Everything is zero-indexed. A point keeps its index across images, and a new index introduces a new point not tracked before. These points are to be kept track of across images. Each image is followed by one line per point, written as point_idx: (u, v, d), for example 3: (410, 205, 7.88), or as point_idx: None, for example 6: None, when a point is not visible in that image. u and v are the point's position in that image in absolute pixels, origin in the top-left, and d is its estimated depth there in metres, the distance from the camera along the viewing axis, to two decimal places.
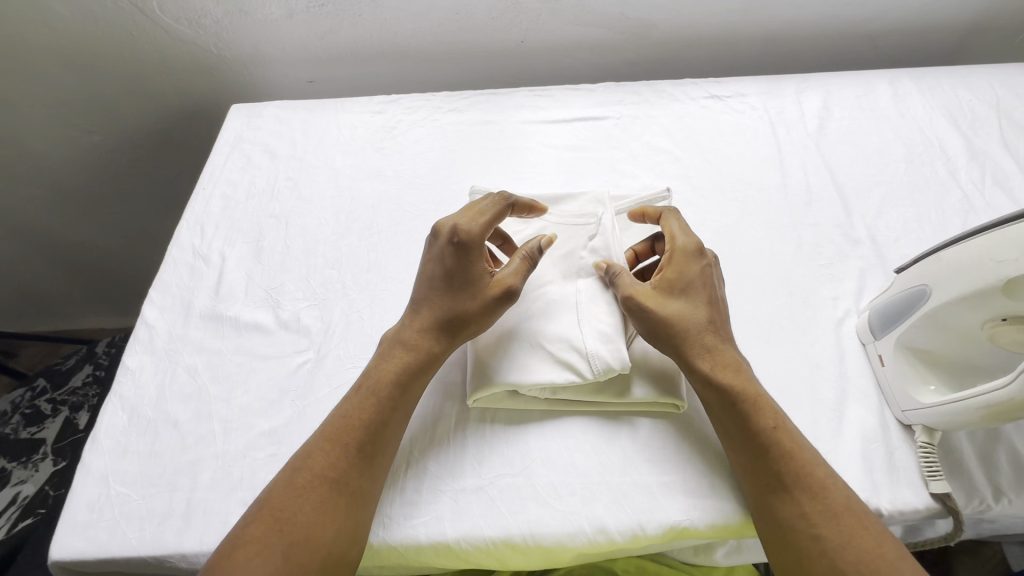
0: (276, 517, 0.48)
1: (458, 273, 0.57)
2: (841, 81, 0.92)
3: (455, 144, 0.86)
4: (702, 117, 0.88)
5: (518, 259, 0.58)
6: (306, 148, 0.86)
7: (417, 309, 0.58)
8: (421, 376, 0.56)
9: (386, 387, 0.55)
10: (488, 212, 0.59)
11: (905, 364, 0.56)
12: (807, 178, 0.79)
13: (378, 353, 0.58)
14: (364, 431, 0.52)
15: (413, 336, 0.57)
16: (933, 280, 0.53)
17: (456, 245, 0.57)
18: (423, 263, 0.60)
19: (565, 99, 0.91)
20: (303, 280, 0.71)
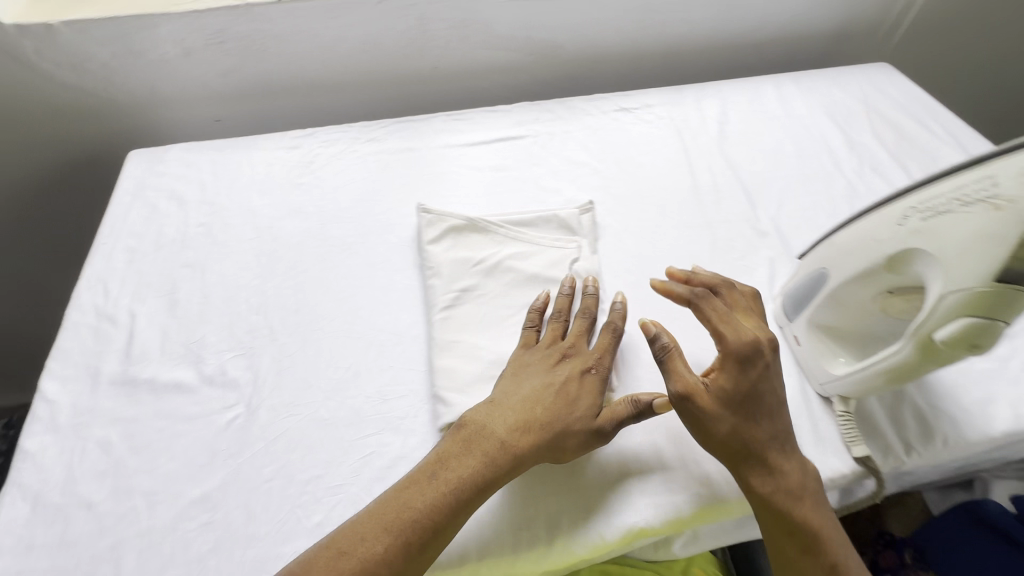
0: (373, 531, 0.48)
1: (583, 403, 0.55)
2: (733, 88, 1.00)
3: (378, 173, 0.85)
4: (615, 129, 0.93)
5: (626, 403, 0.55)
6: (218, 190, 0.82)
7: (504, 405, 0.55)
8: (507, 477, 0.52)
9: (466, 476, 0.51)
10: (607, 347, 0.59)
11: (814, 342, 0.62)
12: (714, 178, 0.85)
13: (460, 436, 0.53)
14: (438, 458, 0.52)
15: (512, 433, 0.53)
16: (827, 263, 0.58)
17: (594, 377, 0.57)
18: (541, 377, 0.56)
19: (484, 121, 0.93)
20: (226, 330, 0.67)
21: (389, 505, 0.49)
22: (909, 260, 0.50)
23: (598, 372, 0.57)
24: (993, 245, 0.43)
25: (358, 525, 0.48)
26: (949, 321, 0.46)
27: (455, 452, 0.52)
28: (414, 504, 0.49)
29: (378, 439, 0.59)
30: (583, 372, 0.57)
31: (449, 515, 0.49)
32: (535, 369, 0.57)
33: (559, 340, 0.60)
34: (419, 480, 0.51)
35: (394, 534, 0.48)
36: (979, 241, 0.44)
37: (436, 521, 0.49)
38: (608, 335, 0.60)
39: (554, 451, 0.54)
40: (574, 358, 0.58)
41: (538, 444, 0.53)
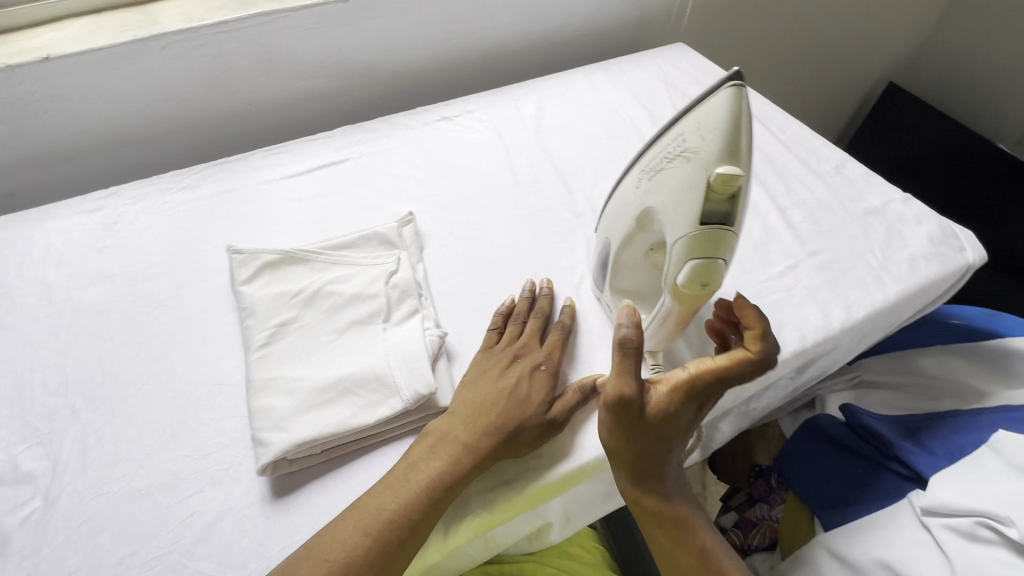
0: (325, 552, 0.49)
1: (534, 398, 0.59)
2: (548, 84, 1.06)
3: (192, 221, 0.82)
4: (438, 139, 0.95)
5: (574, 394, 0.60)
6: (5, 269, 0.75)
7: (479, 403, 0.58)
8: (471, 477, 0.54)
9: (427, 486, 0.52)
10: (556, 344, 0.64)
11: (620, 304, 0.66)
12: (534, 170, 0.89)
13: (425, 441, 0.56)
14: (442, 434, 0.56)
15: (471, 435, 0.55)
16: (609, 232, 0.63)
17: (542, 371, 0.61)
18: (497, 377, 0.60)
19: (304, 150, 0.92)
20: (19, 419, 0.61)
21: (328, 534, 0.50)
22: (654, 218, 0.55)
23: (547, 367, 0.62)
24: (692, 195, 0.48)
25: (304, 553, 0.49)
26: (684, 268, 0.50)
27: (445, 426, 0.57)
28: (363, 526, 0.50)
29: (201, 498, 0.56)
30: (535, 368, 0.61)
31: (445, 488, 0.53)
32: (490, 372, 0.61)
33: (516, 340, 0.65)
34: (390, 484, 0.53)
35: (343, 555, 0.48)
36: (685, 192, 0.48)
37: (392, 540, 0.50)
38: (533, 335, 0.65)
39: (513, 445, 0.56)
40: (526, 358, 0.62)
41: (501, 440, 0.56)
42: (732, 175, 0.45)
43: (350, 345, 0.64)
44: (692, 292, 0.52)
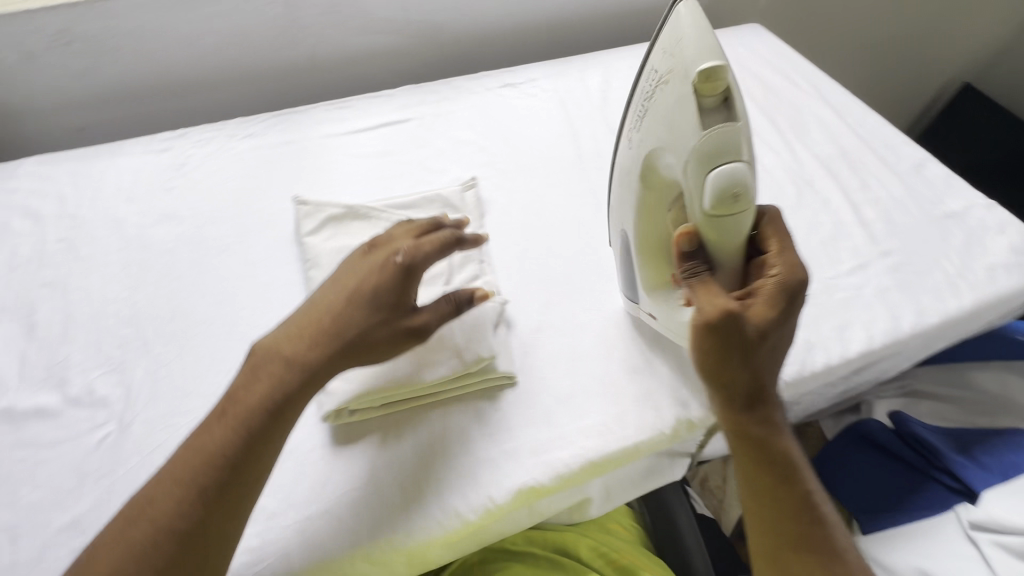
0: (127, 527, 0.47)
1: (393, 294, 0.55)
2: (615, 56, 1.02)
3: (256, 169, 0.82)
4: (501, 106, 0.93)
5: (436, 305, 0.57)
6: (79, 201, 0.77)
7: (314, 318, 0.55)
8: (299, 396, 0.52)
9: (255, 414, 0.51)
10: (439, 242, 0.58)
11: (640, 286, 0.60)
12: (598, 145, 0.87)
13: (249, 364, 0.54)
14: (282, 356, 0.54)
15: (350, 324, 0.54)
16: (620, 209, 0.59)
17: (382, 265, 0.56)
18: (367, 276, 0.56)
19: (367, 108, 0.91)
20: (94, 346, 0.63)
21: (145, 497, 0.49)
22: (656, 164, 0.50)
23: (402, 255, 0.56)
24: (692, 107, 0.44)
25: (114, 529, 0.48)
26: (706, 194, 0.45)
27: (251, 375, 0.53)
28: (177, 486, 0.48)
29: None
30: (391, 257, 0.56)
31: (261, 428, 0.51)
32: (350, 267, 0.58)
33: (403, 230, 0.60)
34: (213, 424, 0.52)
35: (151, 520, 0.47)
36: (684, 111, 0.44)
37: (217, 485, 0.48)
38: (413, 231, 0.60)
39: (365, 355, 0.55)
40: (382, 248, 0.58)
41: (321, 355, 0.53)
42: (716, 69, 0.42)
43: None
44: (727, 218, 0.46)
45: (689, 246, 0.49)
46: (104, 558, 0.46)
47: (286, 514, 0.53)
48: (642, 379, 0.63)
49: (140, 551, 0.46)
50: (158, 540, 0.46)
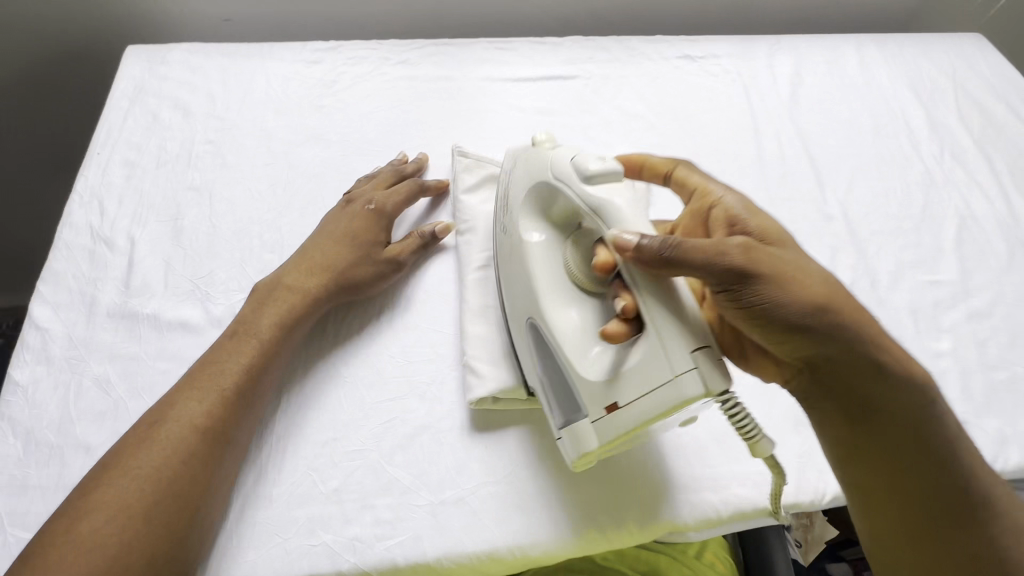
0: (154, 430, 0.44)
1: (370, 234, 0.59)
2: (811, 45, 0.89)
3: (409, 103, 0.76)
4: (676, 79, 0.83)
5: (411, 240, 0.60)
6: (228, 103, 0.73)
7: (309, 255, 0.58)
8: (297, 324, 0.54)
9: (266, 333, 0.52)
10: (405, 192, 0.63)
11: (579, 381, 0.47)
12: (782, 149, 0.77)
13: (256, 297, 0.55)
14: (290, 293, 0.55)
15: (348, 255, 0.58)
16: (517, 300, 0.54)
17: (373, 210, 0.61)
18: (326, 229, 0.60)
19: (530, 54, 0.82)
20: (237, 267, 0.60)
21: (164, 404, 0.46)
22: (536, 212, 0.54)
23: (375, 203, 0.61)
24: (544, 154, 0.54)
25: (136, 432, 0.44)
26: (580, 186, 0.49)
27: (253, 309, 0.53)
28: (208, 393, 0.47)
29: (403, 405, 0.54)
30: (364, 206, 0.61)
31: (264, 356, 0.50)
32: (331, 219, 0.61)
33: (378, 188, 0.63)
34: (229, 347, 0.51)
35: (178, 419, 0.45)
36: (535, 159, 0.55)
37: (236, 393, 0.48)
38: (382, 183, 0.64)
39: (350, 288, 0.57)
40: (355, 201, 0.62)
41: (327, 286, 0.56)
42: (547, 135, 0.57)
43: None
44: (610, 195, 0.48)
45: (659, 241, 0.42)
46: (123, 458, 0.43)
47: (421, 492, 0.51)
48: (807, 433, 0.57)
49: (170, 445, 0.44)
50: (190, 441, 0.44)
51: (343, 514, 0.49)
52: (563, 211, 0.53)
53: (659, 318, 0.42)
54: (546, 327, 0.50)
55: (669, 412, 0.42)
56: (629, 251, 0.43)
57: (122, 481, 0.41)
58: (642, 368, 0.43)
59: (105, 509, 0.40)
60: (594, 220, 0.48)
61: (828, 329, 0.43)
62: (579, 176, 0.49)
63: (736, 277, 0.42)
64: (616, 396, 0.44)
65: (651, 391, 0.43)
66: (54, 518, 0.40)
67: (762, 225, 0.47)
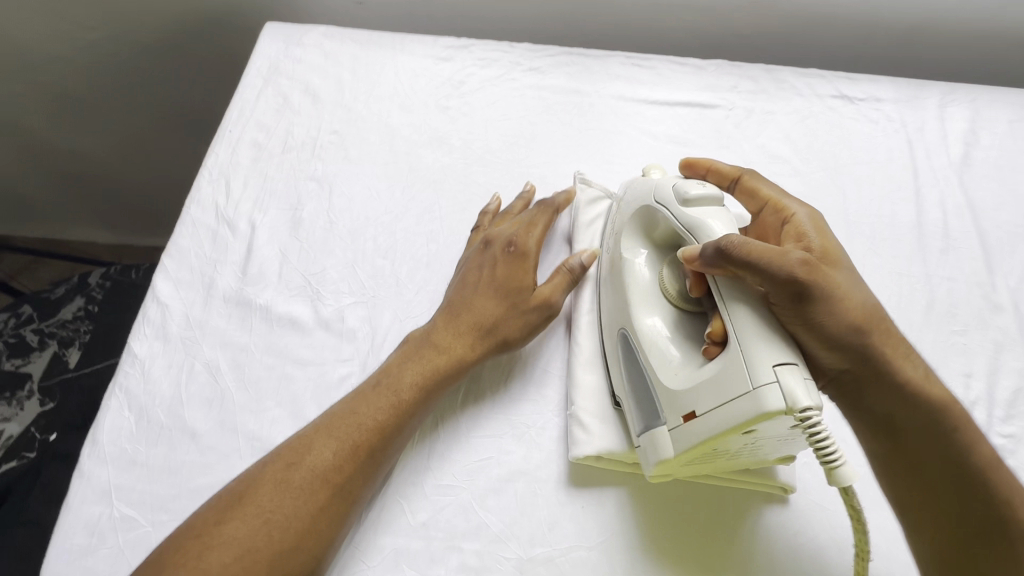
0: (289, 471, 0.44)
1: (523, 283, 0.54)
2: (992, 99, 0.78)
3: (537, 114, 0.72)
4: (828, 122, 0.74)
5: (557, 275, 0.56)
6: (355, 94, 0.71)
7: (456, 311, 0.53)
8: (444, 387, 0.50)
9: (407, 392, 0.49)
10: (541, 224, 0.59)
11: (659, 390, 0.46)
12: (945, 219, 0.68)
13: (403, 349, 0.52)
14: (440, 352, 0.51)
15: (500, 311, 0.53)
16: (611, 309, 0.53)
17: (517, 254, 0.56)
18: (467, 275, 0.56)
19: (669, 74, 0.76)
20: (349, 268, 0.59)
21: (301, 442, 0.46)
22: (638, 235, 0.54)
23: (518, 245, 0.56)
24: (648, 181, 0.55)
25: (274, 467, 0.44)
26: (678, 208, 0.49)
27: (401, 359, 0.51)
28: (343, 443, 0.45)
29: (503, 446, 0.52)
30: (505, 248, 0.56)
31: (405, 416, 0.48)
32: (469, 261, 0.57)
33: (513, 225, 0.59)
34: (368, 394, 0.49)
35: (311, 467, 0.44)
36: (637, 183, 0.56)
37: (369, 452, 0.46)
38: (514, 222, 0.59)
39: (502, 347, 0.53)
40: (495, 241, 0.57)
41: (481, 347, 0.52)
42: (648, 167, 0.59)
43: None
44: (700, 212, 0.48)
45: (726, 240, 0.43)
46: (257, 489, 0.43)
47: (512, 544, 0.48)
48: None
49: (298, 495, 0.43)
50: (320, 493, 0.43)
51: (429, 553, 0.47)
52: (665, 235, 0.52)
53: (741, 324, 0.42)
54: (632, 336, 0.50)
55: (748, 424, 0.39)
56: (696, 258, 0.45)
57: (250, 517, 0.41)
58: (712, 379, 0.42)
59: (235, 546, 0.40)
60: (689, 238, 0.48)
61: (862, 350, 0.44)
62: (678, 200, 0.49)
63: (794, 295, 0.42)
64: (692, 403, 0.43)
65: (717, 403, 0.41)
66: (189, 532, 0.41)
67: (826, 244, 0.48)
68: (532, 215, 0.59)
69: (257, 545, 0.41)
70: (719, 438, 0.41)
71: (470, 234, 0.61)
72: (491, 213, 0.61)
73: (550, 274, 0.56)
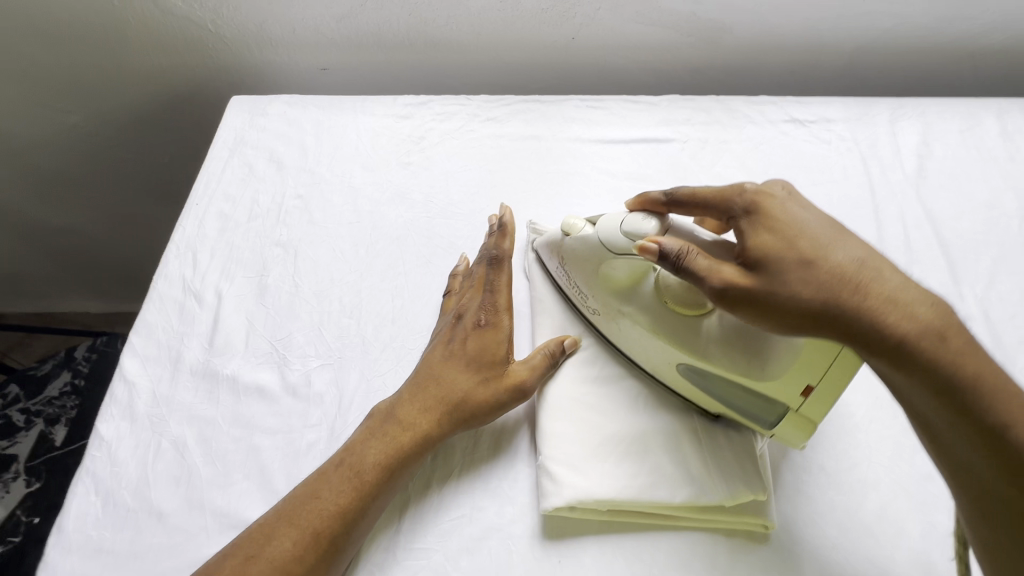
0: (248, 565, 0.42)
1: (492, 356, 0.53)
2: (941, 111, 0.79)
3: (497, 163, 0.74)
4: (782, 146, 0.76)
5: (539, 356, 0.54)
6: (319, 157, 0.73)
7: (426, 384, 0.52)
8: (411, 464, 0.49)
9: (369, 473, 0.47)
10: (506, 288, 0.57)
11: (763, 390, 0.48)
12: (906, 233, 0.68)
13: (367, 425, 0.51)
14: (408, 432, 0.49)
15: (469, 390, 0.51)
16: (651, 352, 0.52)
17: (488, 327, 0.54)
18: (434, 354, 0.54)
19: (623, 113, 0.78)
20: (315, 331, 0.60)
21: (262, 532, 0.44)
22: (609, 288, 0.54)
23: (486, 318, 0.55)
24: (581, 236, 0.56)
25: (232, 562, 0.43)
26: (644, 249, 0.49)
27: (363, 439, 0.49)
28: (303, 532, 0.44)
29: (476, 506, 0.51)
30: (472, 323, 0.55)
31: (367, 499, 0.46)
32: (435, 341, 0.56)
33: (479, 292, 0.57)
34: (329, 475, 0.47)
35: (269, 559, 0.42)
36: (581, 246, 0.55)
37: (330, 539, 0.44)
38: (481, 287, 0.58)
39: (472, 421, 0.51)
40: (463, 315, 0.56)
41: (450, 423, 0.50)
42: (570, 225, 0.57)
43: (655, 389, 0.54)
44: None
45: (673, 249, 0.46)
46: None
47: None
48: None
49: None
50: None
51: None
52: (630, 273, 0.53)
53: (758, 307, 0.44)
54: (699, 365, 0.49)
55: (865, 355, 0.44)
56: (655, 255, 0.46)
57: None
58: (807, 341, 0.45)
59: None
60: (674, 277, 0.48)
61: (851, 325, 0.42)
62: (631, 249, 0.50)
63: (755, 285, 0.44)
64: (806, 379, 0.46)
65: (829, 365, 0.45)
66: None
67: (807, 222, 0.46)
68: (497, 276, 0.58)
69: None
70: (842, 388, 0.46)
71: (444, 297, 0.61)
72: (459, 279, 0.61)
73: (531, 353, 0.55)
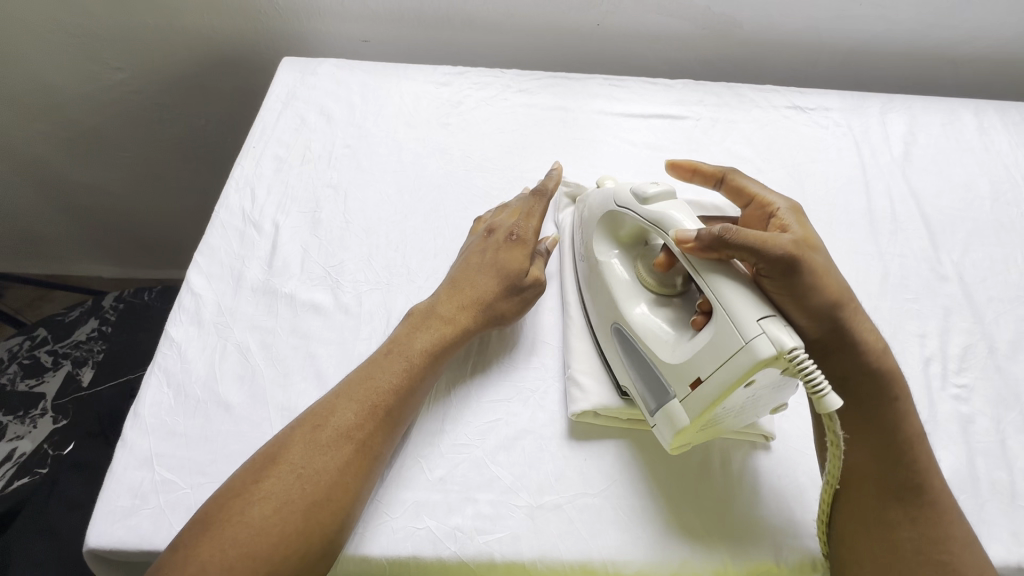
0: (316, 432, 0.47)
1: (518, 263, 0.60)
2: (926, 106, 0.88)
3: (528, 128, 0.81)
4: (785, 128, 0.84)
5: (539, 257, 0.63)
6: (365, 114, 0.80)
7: (461, 287, 0.59)
8: (450, 355, 0.55)
9: (418, 357, 0.53)
10: (539, 215, 0.64)
11: (660, 365, 0.50)
12: (892, 207, 0.76)
13: (410, 321, 0.57)
14: (451, 329, 0.56)
15: (498, 290, 0.58)
16: (601, 310, 0.58)
17: (517, 242, 0.61)
18: (470, 261, 0.61)
19: (643, 92, 0.86)
20: (365, 260, 0.66)
21: (326, 406, 0.49)
22: (606, 237, 0.60)
23: (519, 235, 0.62)
24: (606, 189, 0.61)
25: (301, 429, 0.48)
26: (640, 207, 0.55)
27: (408, 333, 0.55)
28: (364, 404, 0.50)
29: (510, 407, 0.57)
30: (506, 238, 0.62)
31: (417, 381, 0.53)
32: (471, 250, 0.63)
33: (514, 215, 0.64)
34: (380, 360, 0.53)
35: (336, 425, 0.48)
36: (597, 195, 0.62)
37: (387, 411, 0.50)
38: (517, 212, 0.65)
39: (498, 318, 0.58)
40: (497, 231, 0.63)
41: (480, 317, 0.57)
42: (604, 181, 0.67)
43: None
44: (657, 202, 0.54)
45: (716, 229, 0.47)
46: (289, 450, 0.46)
47: (525, 493, 0.52)
48: None
49: (326, 452, 0.46)
50: (345, 447, 0.47)
51: (447, 504, 0.51)
52: (631, 232, 0.59)
53: (727, 290, 0.47)
54: (629, 330, 0.54)
55: (750, 374, 0.44)
56: (694, 242, 0.48)
57: (286, 470, 0.45)
58: (714, 338, 0.46)
59: (272, 499, 0.44)
60: (655, 230, 0.53)
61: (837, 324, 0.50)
62: (636, 198, 0.55)
63: (783, 273, 0.48)
64: (698, 370, 0.47)
65: (721, 364, 0.45)
66: (227, 494, 0.44)
67: (809, 234, 0.54)
68: (531, 205, 0.65)
69: (293, 489, 0.44)
70: (726, 396, 0.45)
71: (473, 223, 0.68)
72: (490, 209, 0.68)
73: (535, 258, 0.63)
